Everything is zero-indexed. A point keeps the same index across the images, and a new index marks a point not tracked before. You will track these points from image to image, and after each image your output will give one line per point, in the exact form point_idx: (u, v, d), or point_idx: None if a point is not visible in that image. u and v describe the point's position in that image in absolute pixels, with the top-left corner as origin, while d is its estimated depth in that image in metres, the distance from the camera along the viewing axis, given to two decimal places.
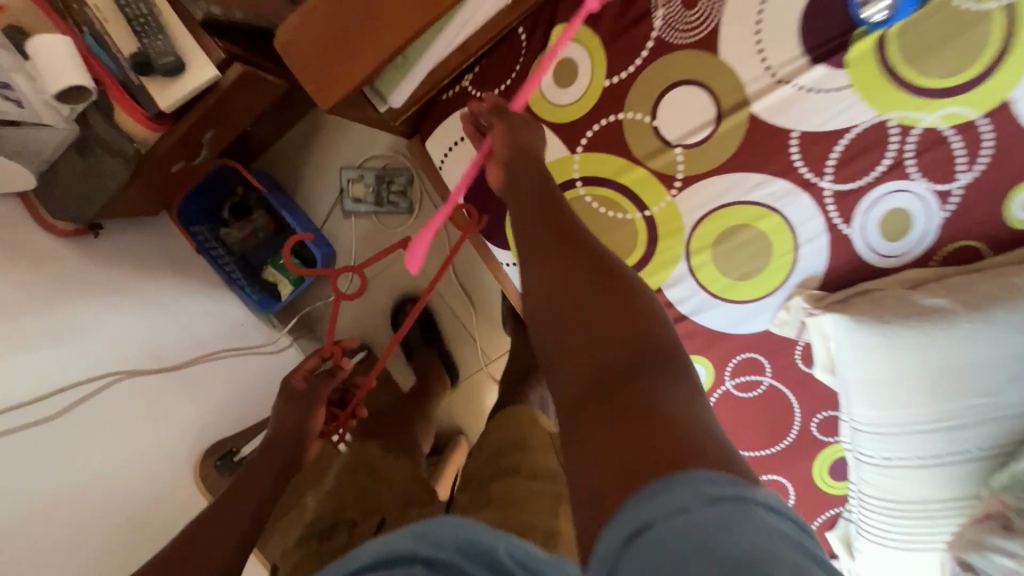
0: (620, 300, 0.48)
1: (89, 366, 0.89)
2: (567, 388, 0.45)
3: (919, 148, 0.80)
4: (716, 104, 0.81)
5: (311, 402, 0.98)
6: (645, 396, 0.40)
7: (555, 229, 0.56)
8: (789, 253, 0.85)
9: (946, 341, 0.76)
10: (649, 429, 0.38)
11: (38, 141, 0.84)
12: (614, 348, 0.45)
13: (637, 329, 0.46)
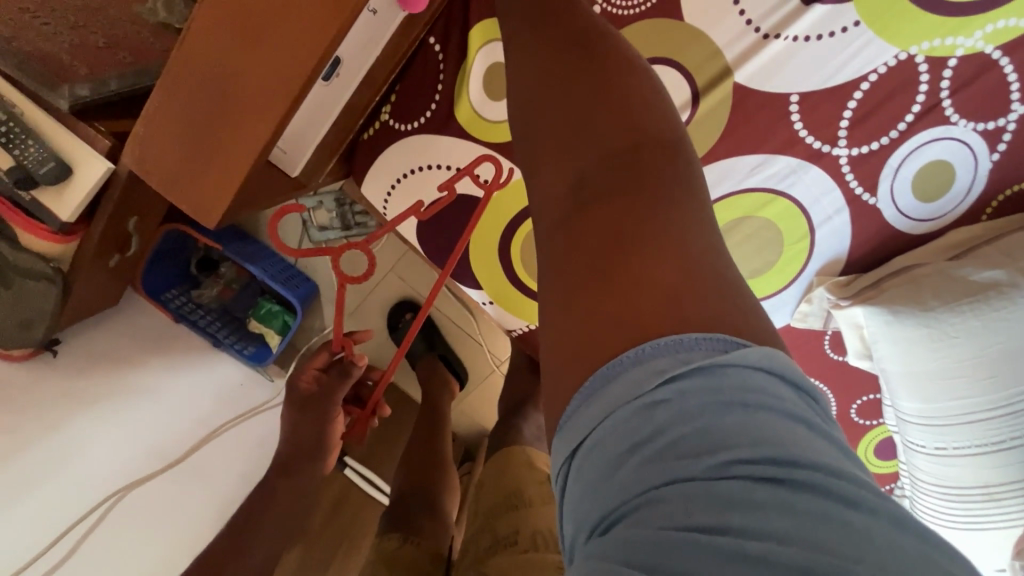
0: (627, 128, 0.42)
1: (89, 493, 0.93)
2: (542, 199, 0.44)
3: (958, 83, 0.63)
4: (688, 81, 0.65)
5: (323, 404, 0.90)
6: (651, 234, 0.38)
7: (551, 32, 0.47)
8: (804, 236, 0.72)
9: (1009, 323, 0.63)
10: (633, 276, 0.37)
11: None
12: (599, 166, 0.42)
13: (646, 157, 0.41)
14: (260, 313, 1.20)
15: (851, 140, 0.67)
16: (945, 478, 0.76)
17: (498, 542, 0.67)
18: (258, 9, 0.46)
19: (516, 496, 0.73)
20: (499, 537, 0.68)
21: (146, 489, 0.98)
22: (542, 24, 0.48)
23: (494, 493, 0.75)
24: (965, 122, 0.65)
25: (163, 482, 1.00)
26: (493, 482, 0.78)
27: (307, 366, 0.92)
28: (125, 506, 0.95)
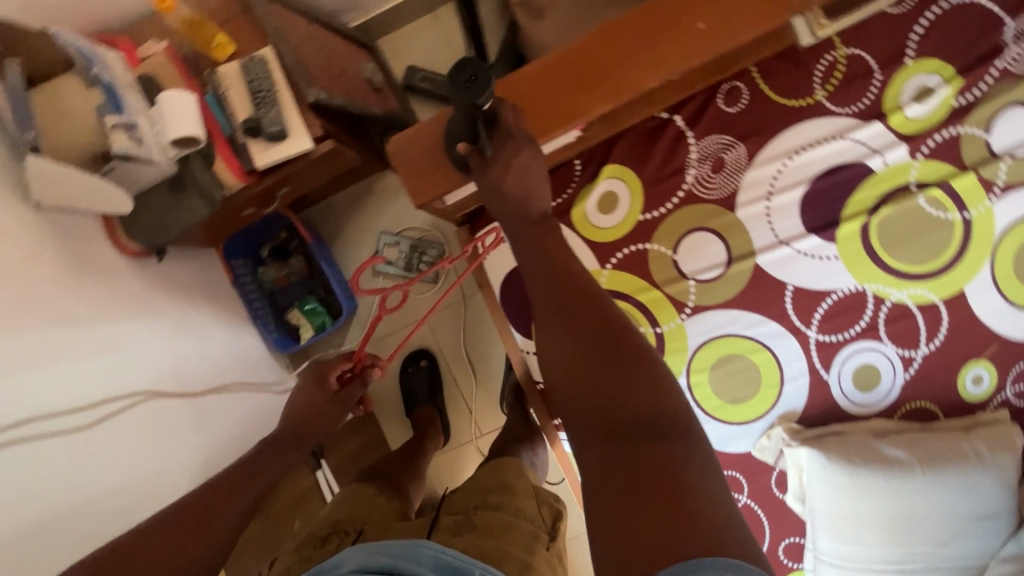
0: (586, 306, 0.61)
1: (118, 385, 0.91)
2: (557, 337, 0.61)
3: (890, 317, 0.96)
4: (727, 250, 0.96)
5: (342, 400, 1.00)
6: (596, 306, 0.61)
7: (580, 319, 0.60)
8: (774, 386, 0.98)
9: (905, 490, 0.88)
10: (582, 307, 0.61)
11: (130, 181, 0.91)
12: (568, 333, 0.60)
13: (595, 315, 0.60)
14: (304, 307, 1.36)
15: (820, 328, 0.96)
16: None
17: (486, 505, 0.81)
18: (521, 96, 0.78)
19: (507, 485, 0.86)
20: (487, 501, 0.82)
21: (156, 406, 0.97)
22: (574, 316, 0.61)
23: (487, 478, 0.88)
24: (891, 345, 0.96)
25: (177, 406, 1.01)
26: (488, 472, 0.90)
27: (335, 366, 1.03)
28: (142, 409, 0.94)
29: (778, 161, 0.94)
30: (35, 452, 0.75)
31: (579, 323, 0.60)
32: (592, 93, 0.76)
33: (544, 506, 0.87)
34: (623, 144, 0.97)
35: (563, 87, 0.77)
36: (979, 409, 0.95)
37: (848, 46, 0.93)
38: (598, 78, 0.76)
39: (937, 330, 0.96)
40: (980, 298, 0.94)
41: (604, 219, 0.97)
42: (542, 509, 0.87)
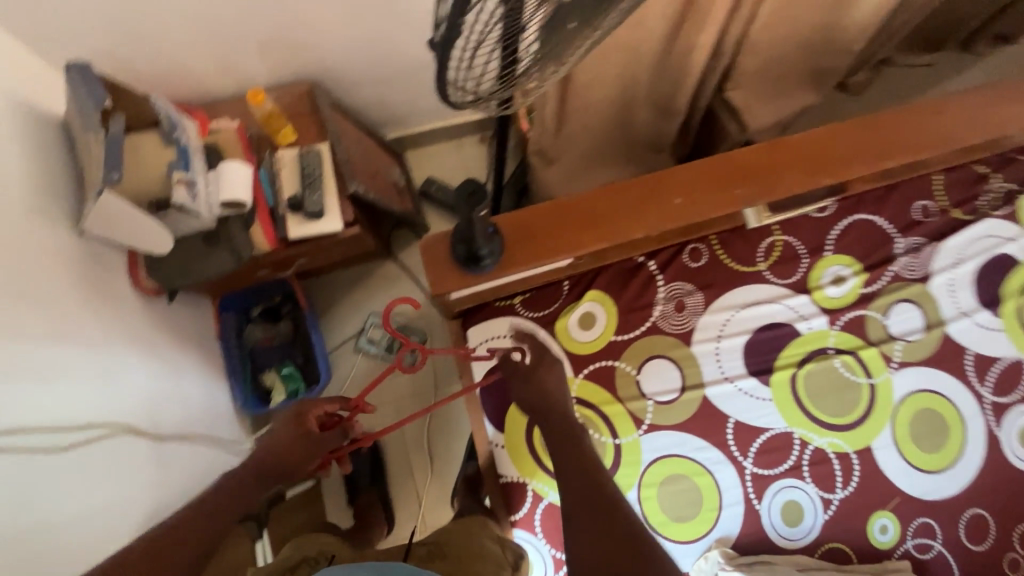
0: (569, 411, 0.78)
1: (101, 412, 0.91)
2: None
3: (812, 460, 1.11)
4: (682, 378, 1.12)
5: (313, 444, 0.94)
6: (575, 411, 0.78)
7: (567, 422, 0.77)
8: (714, 511, 1.07)
9: None
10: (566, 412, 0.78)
11: (173, 226, 1.01)
12: None
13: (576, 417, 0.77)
14: (281, 370, 1.40)
15: (755, 461, 1.09)
16: None
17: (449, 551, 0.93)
18: (535, 224, 0.93)
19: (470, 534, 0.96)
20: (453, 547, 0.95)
21: (128, 442, 0.96)
22: None
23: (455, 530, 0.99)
24: (813, 486, 1.10)
25: (145, 445, 1.00)
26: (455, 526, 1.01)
27: (320, 408, 0.97)
28: (116, 441, 0.93)
29: (727, 312, 1.14)
30: (15, 463, 0.74)
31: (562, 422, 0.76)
32: (595, 232, 0.93)
33: (509, 550, 0.97)
34: (606, 275, 1.14)
35: (570, 222, 0.93)
36: (885, 556, 1.08)
37: (785, 234, 1.18)
38: (599, 221, 0.94)
39: (851, 478, 1.10)
40: (884, 453, 1.12)
41: (583, 333, 1.12)
42: (506, 552, 0.96)
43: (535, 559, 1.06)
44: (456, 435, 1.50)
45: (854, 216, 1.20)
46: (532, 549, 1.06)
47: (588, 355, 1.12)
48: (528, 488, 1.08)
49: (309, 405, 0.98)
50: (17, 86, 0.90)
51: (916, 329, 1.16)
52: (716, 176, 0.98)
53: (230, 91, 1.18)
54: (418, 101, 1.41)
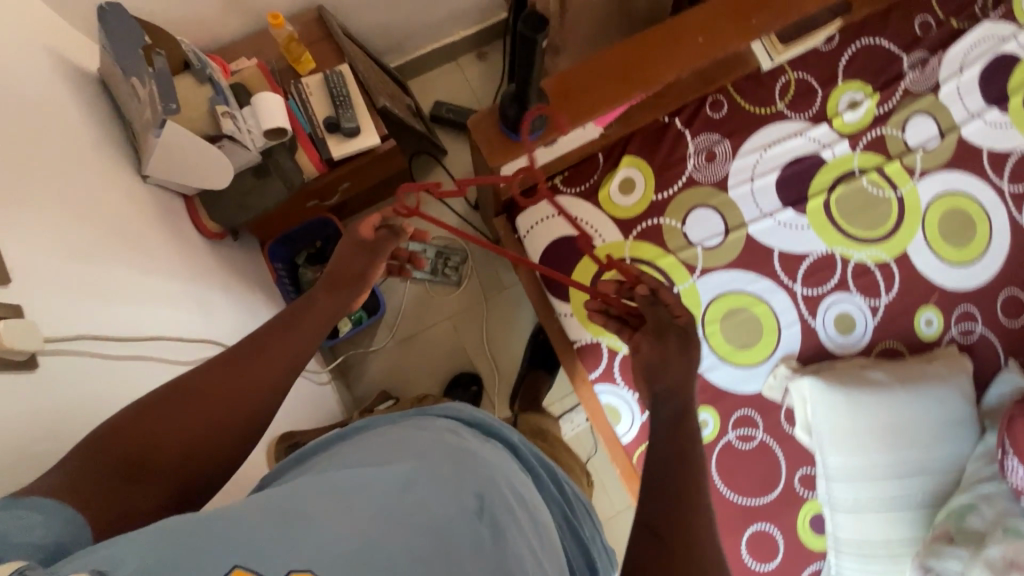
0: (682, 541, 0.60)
1: (209, 336, 0.98)
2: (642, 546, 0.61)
3: (856, 273, 1.19)
4: (724, 222, 1.19)
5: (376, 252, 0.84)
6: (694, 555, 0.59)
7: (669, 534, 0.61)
8: (773, 335, 1.16)
9: (890, 405, 1.06)
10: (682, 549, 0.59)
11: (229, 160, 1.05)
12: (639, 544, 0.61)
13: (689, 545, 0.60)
14: None
15: (804, 283, 1.18)
16: (855, 531, 1.06)
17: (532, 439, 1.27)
18: (574, 84, 0.99)
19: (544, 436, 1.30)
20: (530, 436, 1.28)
21: None
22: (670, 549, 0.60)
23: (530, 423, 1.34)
24: (860, 297, 1.18)
25: None
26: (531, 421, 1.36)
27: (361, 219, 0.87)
28: None
29: (755, 153, 1.20)
30: (153, 374, 0.81)
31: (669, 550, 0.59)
32: (631, 80, 0.99)
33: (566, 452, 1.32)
34: (636, 140, 1.20)
35: (607, 78, 0.99)
36: (934, 345, 1.18)
37: (796, 72, 1.23)
38: (634, 72, 0.99)
39: (893, 284, 1.19)
40: (920, 255, 1.20)
41: (625, 198, 1.18)
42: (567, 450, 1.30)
43: (622, 407, 1.16)
44: (514, 337, 1.59)
45: (859, 42, 1.24)
46: (617, 398, 1.16)
47: (634, 218, 1.18)
48: (601, 346, 1.16)
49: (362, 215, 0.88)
50: (54, 39, 0.91)
51: (933, 137, 1.23)
52: (734, 9, 1.02)
53: (241, 29, 1.19)
54: (417, 20, 1.42)
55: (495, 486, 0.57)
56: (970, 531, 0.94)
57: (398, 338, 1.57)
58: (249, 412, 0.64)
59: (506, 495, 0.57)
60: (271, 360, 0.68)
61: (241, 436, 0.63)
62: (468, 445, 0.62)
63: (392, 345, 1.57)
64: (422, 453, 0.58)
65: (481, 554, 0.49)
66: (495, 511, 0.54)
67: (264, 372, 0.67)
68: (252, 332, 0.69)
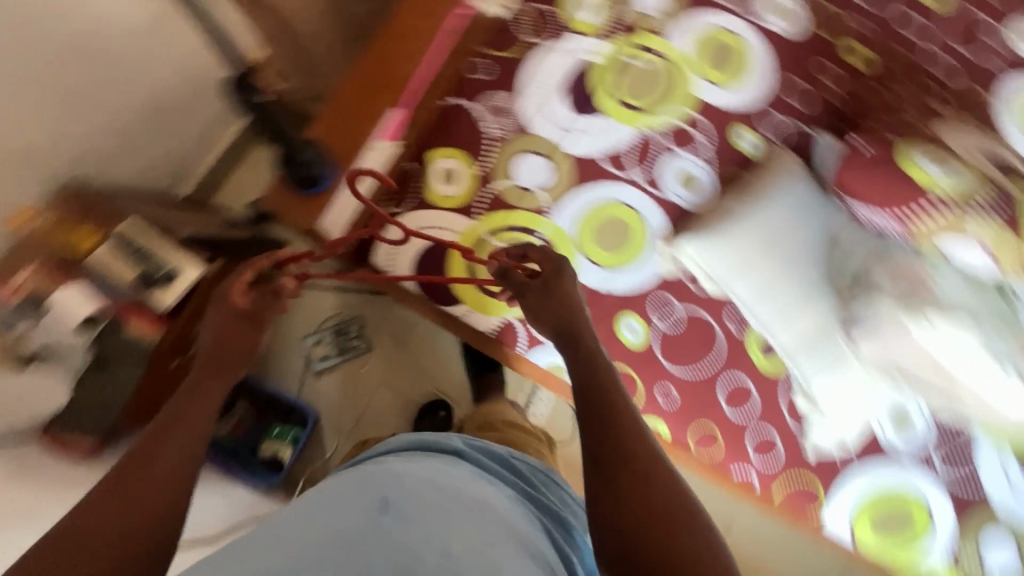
0: (624, 463, 0.71)
1: None
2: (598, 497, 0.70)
3: (671, 137, 1.26)
4: (545, 157, 1.25)
5: (257, 321, 0.84)
6: (631, 476, 0.70)
7: (618, 466, 0.71)
8: (641, 221, 1.23)
9: (753, 219, 1.15)
10: (623, 470, 0.70)
11: (63, 361, 1.10)
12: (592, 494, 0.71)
13: (630, 464, 0.70)
14: (273, 433, 1.42)
15: (637, 167, 1.25)
16: (793, 335, 1.14)
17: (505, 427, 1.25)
18: None
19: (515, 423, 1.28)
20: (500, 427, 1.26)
21: None
22: (619, 474, 0.70)
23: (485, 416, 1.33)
24: (685, 154, 1.25)
25: None
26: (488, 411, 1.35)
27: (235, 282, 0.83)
28: None
29: (533, 88, 1.27)
30: None
31: (615, 472, 0.70)
32: None
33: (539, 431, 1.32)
34: (432, 135, 1.25)
35: None
36: (767, 159, 1.23)
37: (529, 7, 1.31)
38: None
39: (707, 128, 1.26)
40: (710, 93, 1.26)
41: (452, 187, 1.22)
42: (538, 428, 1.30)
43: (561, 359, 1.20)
44: (448, 361, 1.57)
45: None
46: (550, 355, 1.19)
47: (470, 198, 1.22)
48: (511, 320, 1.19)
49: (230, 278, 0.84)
50: None
51: None
52: None
53: None
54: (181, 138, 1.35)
55: (404, 487, 0.78)
56: None
57: (344, 428, 1.52)
58: (174, 495, 0.63)
59: (413, 491, 0.77)
60: (176, 448, 0.66)
61: (169, 530, 0.62)
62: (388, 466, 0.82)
63: (343, 439, 1.51)
64: (338, 492, 0.78)
65: (379, 542, 0.72)
66: (400, 503, 0.76)
67: (163, 468, 0.64)
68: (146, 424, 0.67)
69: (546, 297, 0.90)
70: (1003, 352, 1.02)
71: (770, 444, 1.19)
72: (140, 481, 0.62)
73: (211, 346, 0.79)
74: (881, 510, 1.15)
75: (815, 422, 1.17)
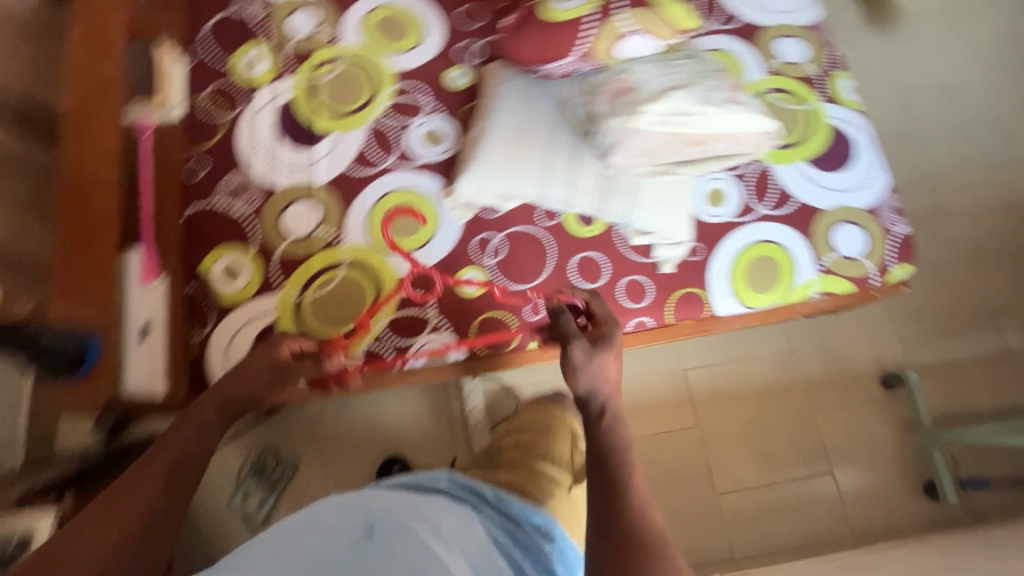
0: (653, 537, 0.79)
1: None
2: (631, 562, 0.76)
3: (395, 113, 1.34)
4: (304, 198, 1.26)
5: (289, 371, 1.02)
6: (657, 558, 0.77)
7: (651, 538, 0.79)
8: (418, 195, 1.29)
9: (494, 132, 1.25)
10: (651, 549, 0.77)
11: None
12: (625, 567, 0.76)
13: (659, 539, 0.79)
14: None
15: (386, 155, 1.31)
16: (588, 193, 1.24)
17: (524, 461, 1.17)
18: (71, 290, 1.13)
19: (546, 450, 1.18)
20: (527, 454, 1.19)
21: None
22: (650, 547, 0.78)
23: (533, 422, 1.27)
24: (416, 117, 1.34)
25: None
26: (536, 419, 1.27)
27: (286, 339, 1.03)
28: None
29: (255, 152, 1.29)
30: None
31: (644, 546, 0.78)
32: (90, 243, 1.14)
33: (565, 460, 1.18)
34: (193, 250, 1.23)
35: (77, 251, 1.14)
36: (478, 79, 1.38)
37: (204, 88, 1.32)
38: (89, 231, 1.15)
39: (417, 90, 1.36)
40: (400, 61, 1.38)
41: (241, 277, 1.20)
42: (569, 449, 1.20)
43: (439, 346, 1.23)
44: (373, 423, 1.56)
45: (203, 33, 1.36)
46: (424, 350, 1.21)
47: (264, 276, 1.22)
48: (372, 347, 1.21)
49: (278, 340, 1.03)
50: None
51: (310, 14, 1.40)
52: (84, 125, 1.20)
53: None
54: None
55: (390, 514, 0.83)
56: (589, 114, 1.13)
57: None
58: (141, 523, 0.73)
59: (394, 517, 0.82)
60: (145, 486, 0.76)
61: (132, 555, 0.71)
62: (386, 504, 0.87)
63: None
64: (325, 523, 0.82)
65: (363, 562, 0.74)
66: (382, 528, 0.80)
67: (144, 496, 0.75)
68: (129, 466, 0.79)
69: (585, 367, 0.99)
70: (724, 100, 1.06)
71: (640, 287, 1.27)
72: (118, 509, 0.73)
73: (231, 378, 0.96)
74: (750, 264, 1.29)
75: (657, 244, 1.27)
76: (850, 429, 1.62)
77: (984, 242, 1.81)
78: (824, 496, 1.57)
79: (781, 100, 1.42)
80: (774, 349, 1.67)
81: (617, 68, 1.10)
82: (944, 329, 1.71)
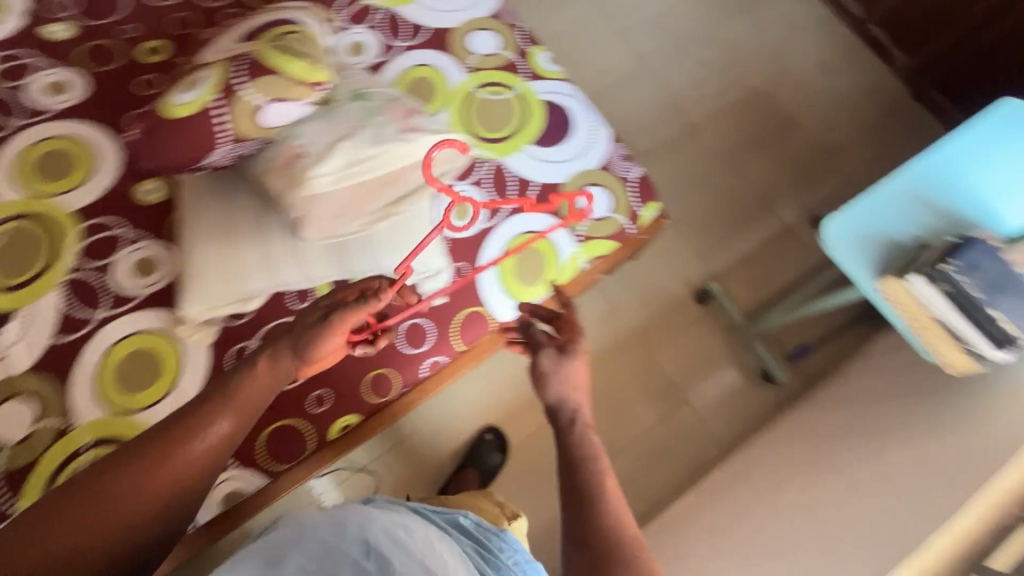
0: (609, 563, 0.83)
1: None
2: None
3: (88, 258, 1.18)
4: (12, 397, 1.10)
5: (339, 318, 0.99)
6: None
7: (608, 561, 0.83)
8: (147, 336, 1.16)
9: (197, 241, 1.13)
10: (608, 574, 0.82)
11: None
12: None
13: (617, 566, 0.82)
14: None
15: (93, 310, 1.15)
16: (324, 262, 1.16)
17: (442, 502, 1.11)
18: None
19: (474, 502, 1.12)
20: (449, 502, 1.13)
21: None
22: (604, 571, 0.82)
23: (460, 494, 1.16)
24: (115, 254, 1.19)
25: None
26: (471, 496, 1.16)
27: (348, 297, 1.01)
28: None
29: None
30: None
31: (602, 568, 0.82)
32: None
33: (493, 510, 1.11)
34: None
35: None
36: (174, 185, 1.23)
37: None
38: None
39: (106, 222, 1.20)
40: (75, 199, 1.21)
41: None
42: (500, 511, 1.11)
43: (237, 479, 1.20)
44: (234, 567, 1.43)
45: None
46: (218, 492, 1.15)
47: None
48: None
49: (338, 297, 1.03)
50: None
51: None
52: None
53: None
54: None
55: (385, 533, 0.73)
56: (271, 193, 1.04)
57: None
58: (117, 538, 0.79)
59: (394, 534, 0.73)
60: (131, 514, 0.81)
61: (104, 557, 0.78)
62: (391, 515, 0.78)
63: None
64: (317, 537, 0.73)
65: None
66: (379, 543, 0.71)
67: (131, 509, 0.81)
68: (80, 479, 0.82)
69: (552, 376, 1.01)
70: (398, 132, 1.04)
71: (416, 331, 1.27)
72: (111, 509, 0.80)
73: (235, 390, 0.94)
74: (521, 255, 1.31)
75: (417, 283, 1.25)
76: (688, 354, 1.71)
77: (732, 141, 1.99)
78: (690, 424, 1.65)
79: (491, 95, 1.43)
80: (597, 312, 1.72)
81: (284, 136, 1.02)
82: (729, 230, 1.86)
